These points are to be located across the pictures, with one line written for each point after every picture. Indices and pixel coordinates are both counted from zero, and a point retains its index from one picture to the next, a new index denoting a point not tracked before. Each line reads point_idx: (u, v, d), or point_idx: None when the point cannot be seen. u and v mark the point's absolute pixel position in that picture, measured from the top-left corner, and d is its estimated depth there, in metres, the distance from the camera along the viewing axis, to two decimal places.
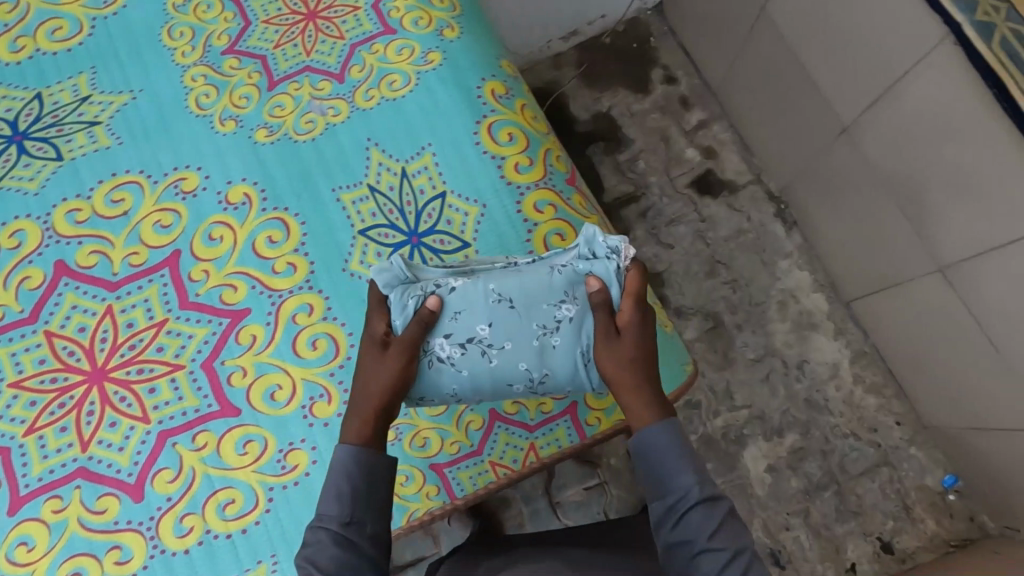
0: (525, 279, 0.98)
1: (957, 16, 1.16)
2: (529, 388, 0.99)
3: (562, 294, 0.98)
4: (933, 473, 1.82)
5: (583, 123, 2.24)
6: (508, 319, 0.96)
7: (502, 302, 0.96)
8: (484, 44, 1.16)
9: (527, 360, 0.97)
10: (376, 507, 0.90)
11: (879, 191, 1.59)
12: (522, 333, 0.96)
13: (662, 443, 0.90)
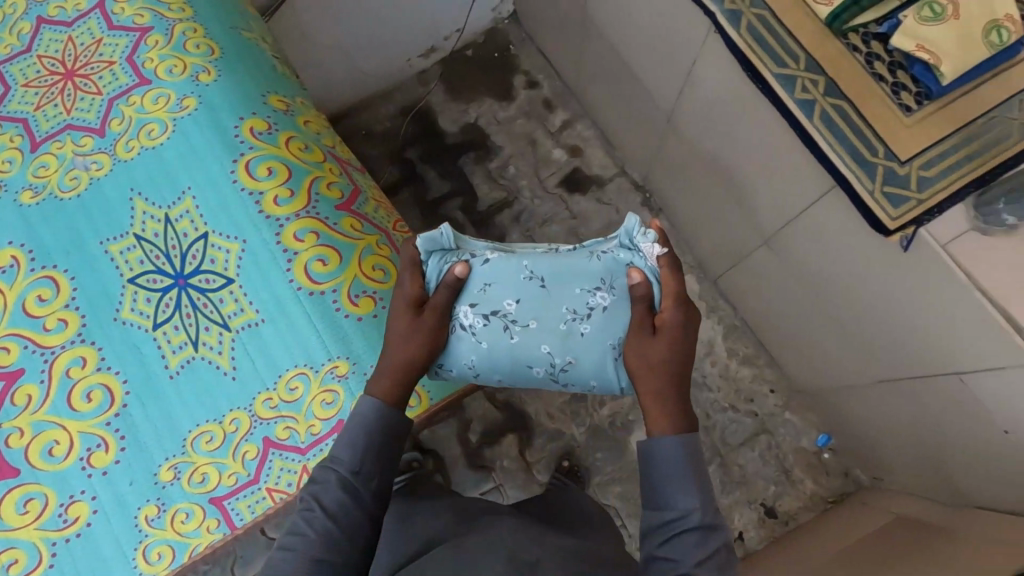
0: (561, 276, 1.13)
1: (711, 8, 1.23)
2: (552, 371, 1.12)
3: (592, 286, 1.12)
4: (808, 435, 1.89)
5: (453, 136, 2.29)
6: (533, 299, 1.12)
7: (532, 286, 1.12)
8: (243, 77, 1.10)
9: (549, 342, 1.11)
10: (383, 473, 0.96)
11: (706, 174, 1.68)
12: (551, 313, 1.11)
13: (674, 454, 0.96)
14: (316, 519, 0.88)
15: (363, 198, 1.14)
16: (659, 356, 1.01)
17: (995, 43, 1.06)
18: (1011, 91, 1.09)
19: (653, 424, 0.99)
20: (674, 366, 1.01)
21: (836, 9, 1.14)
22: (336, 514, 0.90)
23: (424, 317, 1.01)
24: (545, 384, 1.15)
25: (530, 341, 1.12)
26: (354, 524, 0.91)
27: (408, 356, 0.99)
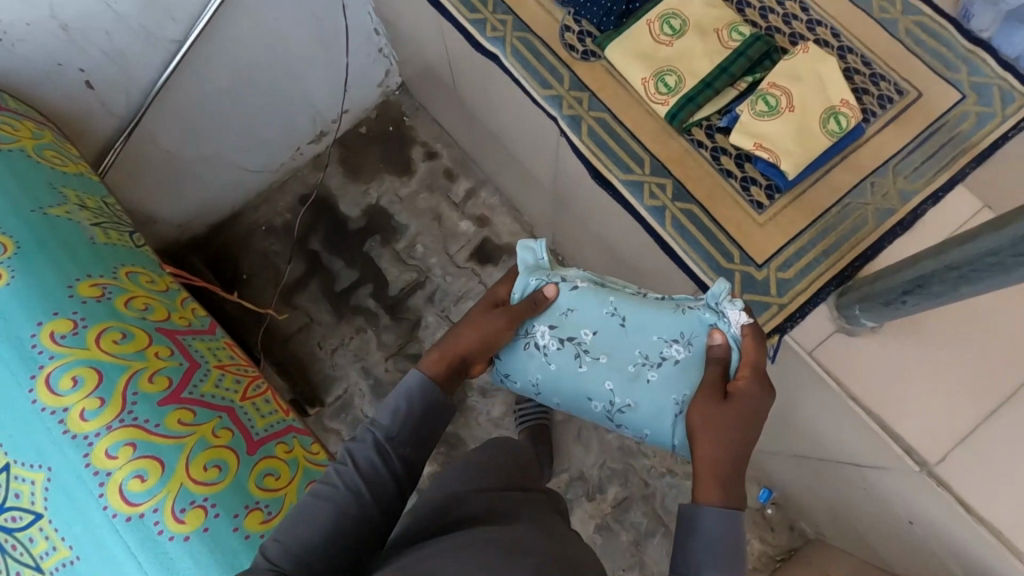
0: (642, 320, 1.07)
1: (552, 113, 1.16)
2: (610, 410, 1.07)
3: (671, 337, 1.04)
4: (750, 491, 1.79)
5: (356, 220, 2.20)
6: (610, 334, 1.07)
7: (613, 322, 1.08)
8: (41, 270, 1.01)
9: (613, 380, 1.06)
10: (418, 444, 0.90)
11: (600, 248, 1.60)
12: (622, 351, 1.06)
13: (718, 533, 0.83)
14: (347, 473, 0.83)
15: (202, 372, 1.07)
16: (729, 433, 0.90)
17: (834, 130, 1.01)
18: (862, 173, 1.05)
19: (710, 489, 0.87)
20: (741, 440, 0.90)
21: (674, 107, 1.08)
22: (367, 475, 0.84)
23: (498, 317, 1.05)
24: (600, 419, 1.10)
25: (595, 375, 1.07)
26: (382, 486, 0.84)
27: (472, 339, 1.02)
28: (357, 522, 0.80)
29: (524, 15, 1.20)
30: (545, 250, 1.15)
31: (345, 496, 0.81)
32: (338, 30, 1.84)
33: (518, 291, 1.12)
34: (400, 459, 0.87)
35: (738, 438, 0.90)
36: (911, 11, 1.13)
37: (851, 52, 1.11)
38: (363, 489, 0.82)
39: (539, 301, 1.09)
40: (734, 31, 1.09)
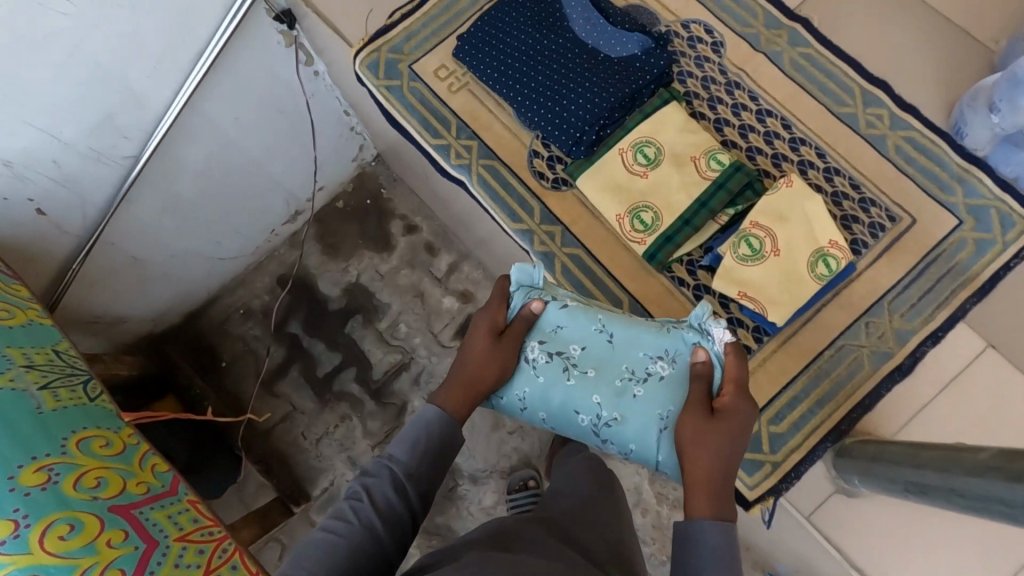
0: (632, 335, 0.99)
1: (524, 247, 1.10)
2: (597, 427, 0.96)
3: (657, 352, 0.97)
4: None
5: (336, 300, 2.11)
6: (598, 348, 0.99)
7: (601, 337, 1.00)
8: None
9: (601, 394, 0.96)
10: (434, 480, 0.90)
11: None
12: (611, 364, 0.98)
13: (711, 544, 0.78)
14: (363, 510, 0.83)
15: (160, 552, 0.99)
16: (717, 445, 0.85)
17: (823, 273, 0.94)
18: (856, 313, 0.98)
19: (701, 499, 0.82)
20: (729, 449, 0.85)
21: (651, 246, 1.01)
22: (383, 510, 0.84)
23: (505, 345, 0.98)
24: (586, 435, 0.98)
25: (582, 389, 0.98)
26: (395, 516, 0.85)
27: (487, 375, 0.97)
28: (369, 557, 0.81)
29: (491, 140, 1.13)
30: (536, 269, 1.03)
31: (361, 533, 0.82)
32: (304, 121, 1.76)
33: (512, 308, 1.03)
34: (417, 498, 0.87)
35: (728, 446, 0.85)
36: (899, 125, 1.06)
37: (838, 174, 1.04)
38: (379, 525, 0.82)
39: (528, 317, 1.01)
40: (712, 160, 1.02)
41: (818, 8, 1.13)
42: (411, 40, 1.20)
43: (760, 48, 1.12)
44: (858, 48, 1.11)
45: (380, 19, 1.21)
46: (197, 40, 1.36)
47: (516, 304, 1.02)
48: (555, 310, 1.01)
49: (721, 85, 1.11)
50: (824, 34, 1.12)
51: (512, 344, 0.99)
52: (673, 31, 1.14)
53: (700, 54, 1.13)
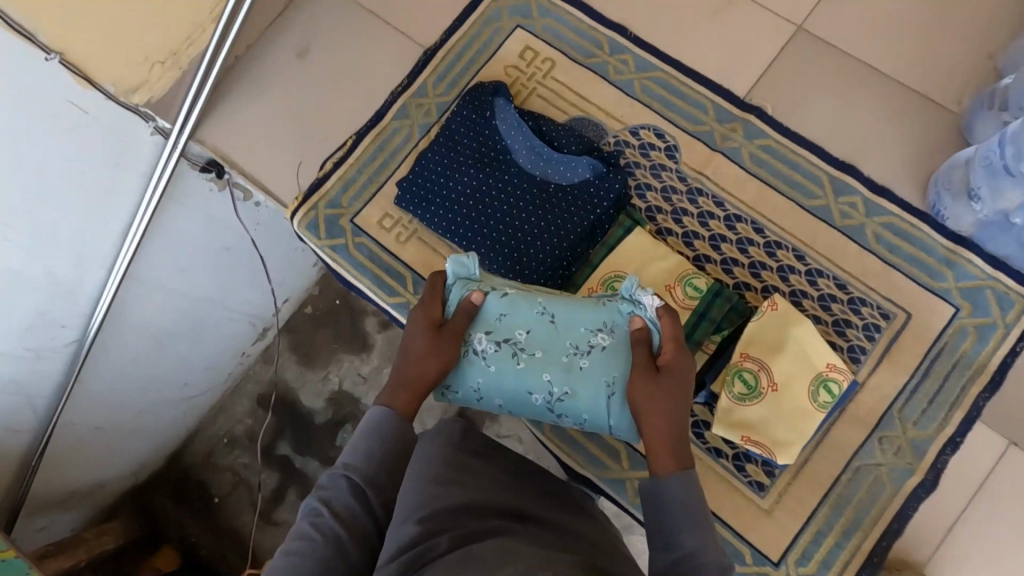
0: (574, 309, 0.93)
1: None
2: (551, 404, 0.92)
3: (599, 325, 0.92)
4: None
5: (322, 413, 1.77)
6: (543, 330, 0.92)
7: (543, 318, 0.92)
8: None
9: (552, 371, 0.90)
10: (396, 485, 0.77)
11: None
12: (559, 340, 0.91)
13: (676, 501, 0.73)
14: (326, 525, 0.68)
15: None
16: (665, 400, 0.81)
17: (826, 400, 0.88)
18: (867, 428, 0.92)
19: (663, 458, 0.77)
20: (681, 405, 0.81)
21: None
22: (349, 522, 0.70)
23: (446, 338, 0.88)
24: (542, 413, 0.93)
25: (532, 372, 0.91)
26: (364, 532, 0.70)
27: (435, 373, 0.86)
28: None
29: None
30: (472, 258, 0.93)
31: (326, 550, 0.66)
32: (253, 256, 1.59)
33: (450, 302, 0.93)
34: (382, 505, 0.74)
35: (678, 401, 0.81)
36: (876, 212, 1.00)
37: (822, 275, 0.98)
38: (346, 539, 0.67)
39: (469, 308, 0.91)
40: (687, 286, 0.96)
41: (769, 94, 1.07)
42: (348, 190, 1.12)
43: (717, 146, 1.05)
44: (819, 132, 1.05)
45: (311, 171, 1.15)
46: (121, 214, 1.22)
47: (454, 297, 0.92)
48: (496, 298, 0.92)
49: (683, 195, 1.04)
50: (780, 121, 1.05)
51: (455, 332, 0.89)
52: (623, 142, 1.07)
53: (656, 162, 1.06)
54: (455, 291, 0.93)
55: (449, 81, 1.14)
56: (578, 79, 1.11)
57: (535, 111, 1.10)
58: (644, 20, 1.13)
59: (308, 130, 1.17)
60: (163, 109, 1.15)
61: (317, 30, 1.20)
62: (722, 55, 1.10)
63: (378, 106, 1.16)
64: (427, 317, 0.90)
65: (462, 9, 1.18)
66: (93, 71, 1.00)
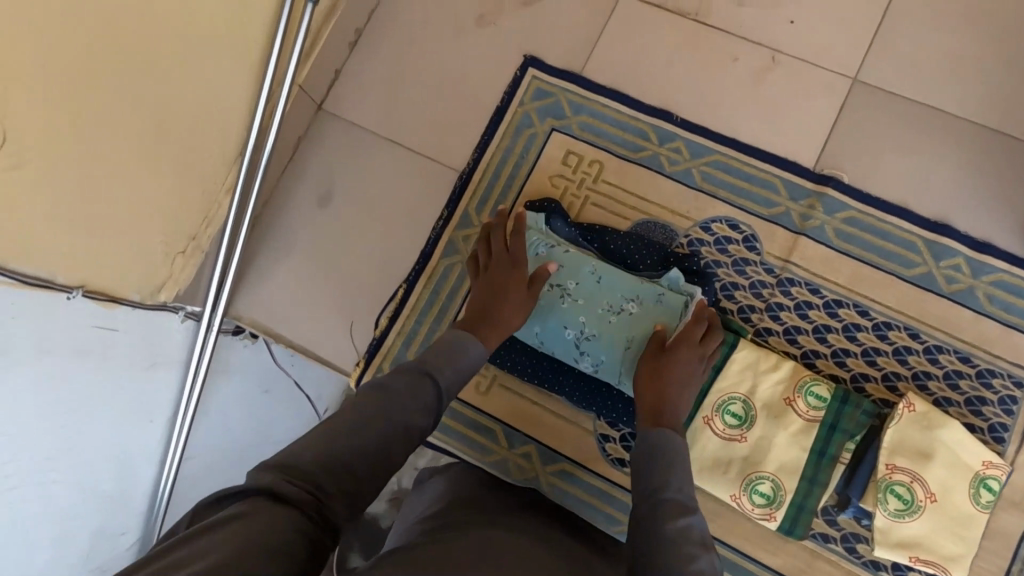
0: (623, 276, 0.92)
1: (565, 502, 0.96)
2: (579, 341, 0.91)
3: (635, 294, 0.91)
4: None
5: None
6: (590, 279, 0.92)
7: (587, 275, 0.92)
8: None
9: (588, 314, 0.91)
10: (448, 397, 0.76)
11: None
12: (604, 292, 0.92)
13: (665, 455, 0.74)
14: (399, 398, 0.69)
15: None
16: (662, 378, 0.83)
17: (988, 499, 0.83)
18: None
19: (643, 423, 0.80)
20: (682, 387, 0.83)
21: (784, 521, 0.88)
22: (415, 396, 0.71)
23: (528, 293, 0.89)
24: (567, 351, 0.92)
25: (565, 316, 0.91)
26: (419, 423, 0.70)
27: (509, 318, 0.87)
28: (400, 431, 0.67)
29: (548, 441, 0.97)
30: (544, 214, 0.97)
31: (389, 408, 0.67)
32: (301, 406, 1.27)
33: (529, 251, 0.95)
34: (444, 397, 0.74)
35: (676, 382, 0.83)
36: (984, 270, 0.93)
37: (943, 351, 0.92)
38: (409, 413, 0.68)
39: (543, 275, 0.90)
40: (809, 395, 0.89)
41: (841, 160, 1.00)
42: (411, 345, 1.04)
43: (799, 229, 0.98)
44: (902, 191, 0.97)
45: (366, 329, 1.07)
46: (170, 392, 1.03)
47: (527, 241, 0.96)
48: (556, 249, 0.94)
49: (774, 288, 0.97)
50: (859, 188, 0.98)
51: (524, 304, 0.89)
52: (697, 240, 1.00)
53: (737, 256, 0.98)
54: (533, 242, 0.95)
55: (493, 205, 1.05)
56: (630, 177, 1.03)
57: (595, 225, 1.02)
58: (688, 100, 1.05)
59: (353, 285, 1.08)
60: (190, 293, 1.03)
61: (336, 171, 1.11)
62: (781, 125, 1.02)
63: (421, 243, 1.07)
64: (509, 264, 0.91)
65: (489, 120, 1.08)
66: (114, 288, 0.92)
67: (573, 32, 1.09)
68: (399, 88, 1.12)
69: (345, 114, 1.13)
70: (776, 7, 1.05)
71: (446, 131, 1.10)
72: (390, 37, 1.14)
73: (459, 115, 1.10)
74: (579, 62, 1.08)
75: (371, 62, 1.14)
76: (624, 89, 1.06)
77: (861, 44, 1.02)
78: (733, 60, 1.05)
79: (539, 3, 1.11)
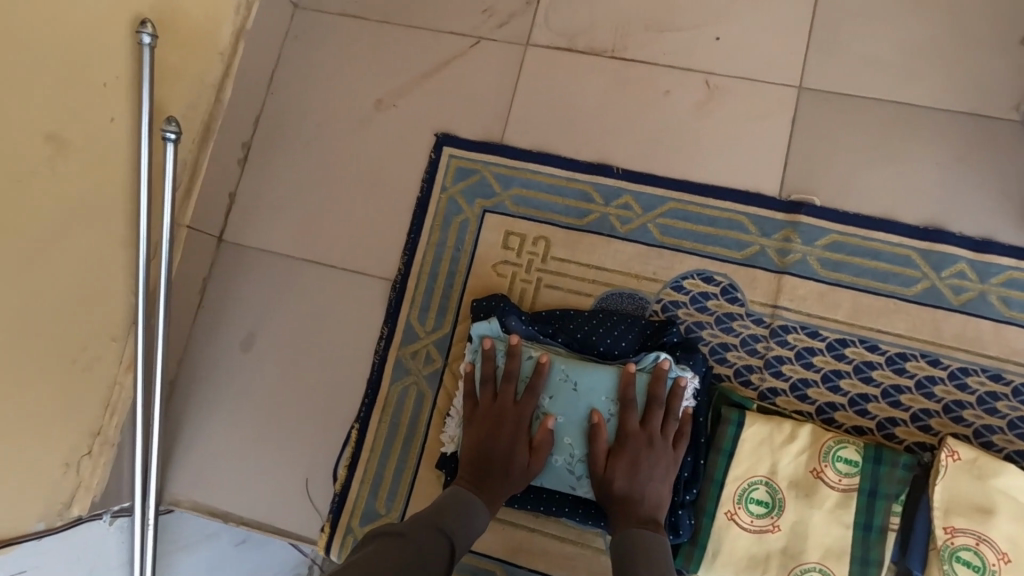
0: (601, 377, 0.81)
1: None
2: (572, 466, 0.80)
3: (619, 395, 0.80)
4: None
5: None
6: (563, 391, 0.81)
7: (561, 384, 0.81)
8: None
9: (573, 434, 0.80)
10: (463, 538, 0.69)
11: None
12: (585, 403, 0.81)
13: (633, 563, 0.68)
14: (424, 534, 0.65)
15: None
16: (614, 476, 0.76)
17: None
18: None
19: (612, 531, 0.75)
20: (643, 479, 0.76)
21: None
22: (433, 528, 0.67)
23: (532, 452, 0.79)
24: (559, 478, 0.81)
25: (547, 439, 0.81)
26: (436, 540, 0.66)
27: (517, 476, 0.78)
28: (423, 546, 0.63)
29: (556, 573, 0.84)
30: (493, 322, 0.85)
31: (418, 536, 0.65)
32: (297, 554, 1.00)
33: (523, 382, 0.82)
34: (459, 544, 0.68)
35: (630, 477, 0.76)
36: (991, 272, 0.83)
37: (969, 373, 0.81)
38: (430, 543, 0.64)
39: (546, 437, 0.79)
40: (837, 461, 0.77)
41: (806, 180, 0.89)
42: (380, 493, 0.89)
43: (779, 268, 0.87)
44: (881, 202, 0.87)
45: (325, 486, 0.91)
46: None
47: (498, 364, 0.84)
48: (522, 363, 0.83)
49: (769, 340, 0.85)
50: (833, 208, 0.87)
51: (528, 474, 0.78)
52: (671, 303, 0.88)
53: (719, 313, 0.86)
54: (526, 364, 0.83)
55: (437, 310, 0.92)
56: (581, 247, 0.91)
57: (555, 309, 0.89)
58: (626, 148, 0.93)
59: (300, 435, 0.93)
60: (115, 492, 0.88)
61: (254, 306, 0.97)
62: (732, 154, 0.91)
63: (365, 371, 0.93)
64: (506, 411, 0.80)
65: (412, 214, 0.95)
66: (11, 528, 0.74)
67: (484, 98, 0.97)
68: (305, 198, 0.99)
69: (251, 239, 0.99)
70: (698, 27, 0.95)
71: (368, 236, 0.96)
72: (283, 143, 1.01)
73: (378, 215, 0.97)
74: (497, 129, 0.96)
75: (268, 175, 1.00)
76: (552, 150, 0.94)
77: (796, 48, 0.92)
78: (664, 93, 0.94)
79: (439, 75, 0.99)
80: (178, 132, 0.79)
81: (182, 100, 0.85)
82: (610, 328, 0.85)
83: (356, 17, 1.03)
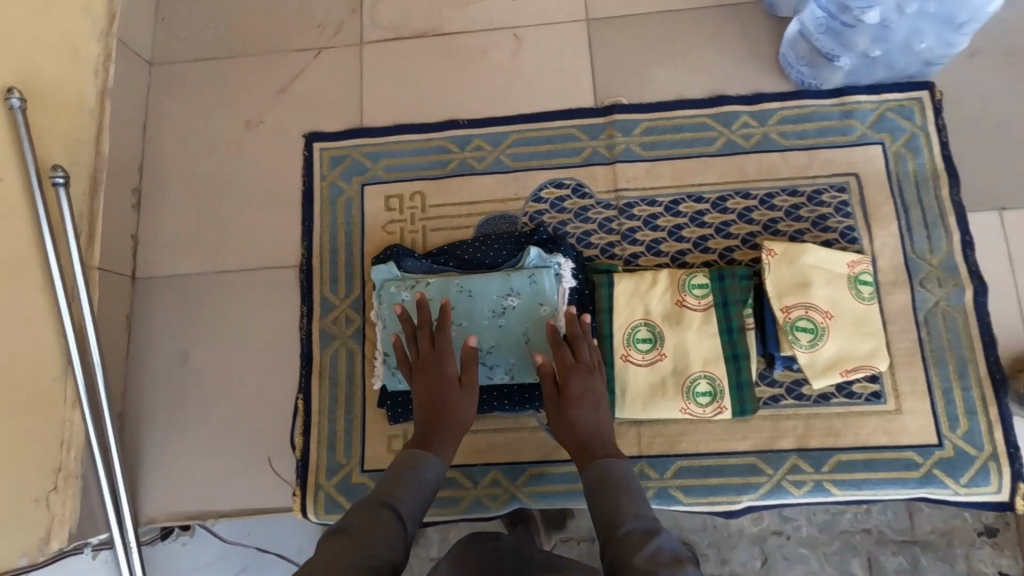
0: (490, 279, 0.95)
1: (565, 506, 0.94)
2: (484, 359, 0.93)
3: (508, 288, 0.94)
4: None
5: None
6: (462, 300, 0.95)
7: (458, 294, 0.95)
8: None
9: (478, 331, 0.94)
10: (412, 500, 0.67)
11: None
12: (481, 304, 0.94)
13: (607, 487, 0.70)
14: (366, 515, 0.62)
15: None
16: (568, 410, 0.79)
17: (870, 292, 0.91)
18: (907, 285, 0.96)
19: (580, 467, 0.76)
20: (591, 405, 0.80)
21: (733, 404, 0.91)
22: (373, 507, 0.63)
23: (463, 389, 0.82)
24: None
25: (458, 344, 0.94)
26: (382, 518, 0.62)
27: (460, 420, 0.79)
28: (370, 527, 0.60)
29: (505, 459, 0.96)
30: (390, 264, 0.98)
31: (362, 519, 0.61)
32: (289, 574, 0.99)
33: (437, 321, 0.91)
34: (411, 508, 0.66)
35: (583, 408, 0.79)
36: (767, 116, 1.04)
37: (774, 196, 1.01)
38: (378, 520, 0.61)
39: (471, 355, 0.84)
40: (693, 289, 0.94)
41: (612, 88, 1.08)
42: (335, 445, 0.98)
43: (611, 159, 1.05)
44: (672, 88, 1.07)
45: (287, 458, 1.00)
46: None
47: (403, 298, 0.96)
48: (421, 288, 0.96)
49: (619, 217, 1.02)
50: (638, 103, 1.07)
51: (467, 411, 0.80)
52: (536, 213, 1.04)
53: (575, 209, 1.03)
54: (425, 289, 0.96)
55: (344, 277, 1.04)
56: (451, 191, 1.06)
57: (443, 246, 1.03)
58: (465, 103, 1.10)
59: (251, 423, 1.01)
60: (90, 524, 0.95)
61: (181, 327, 1.06)
62: (550, 83, 1.09)
63: (297, 348, 1.03)
64: (442, 366, 0.83)
65: (302, 206, 1.08)
66: None
67: (336, 95, 1.12)
68: (202, 220, 1.09)
69: (162, 269, 1.08)
70: None
71: (267, 236, 1.08)
72: (170, 181, 1.11)
73: (271, 216, 1.08)
74: (356, 117, 1.11)
75: (163, 212, 1.10)
76: (406, 121, 1.10)
77: None
78: (483, 52, 1.12)
79: (293, 87, 1.13)
80: (66, 177, 0.89)
81: (64, 155, 0.96)
82: (490, 244, 0.99)
83: (207, 59, 1.16)
